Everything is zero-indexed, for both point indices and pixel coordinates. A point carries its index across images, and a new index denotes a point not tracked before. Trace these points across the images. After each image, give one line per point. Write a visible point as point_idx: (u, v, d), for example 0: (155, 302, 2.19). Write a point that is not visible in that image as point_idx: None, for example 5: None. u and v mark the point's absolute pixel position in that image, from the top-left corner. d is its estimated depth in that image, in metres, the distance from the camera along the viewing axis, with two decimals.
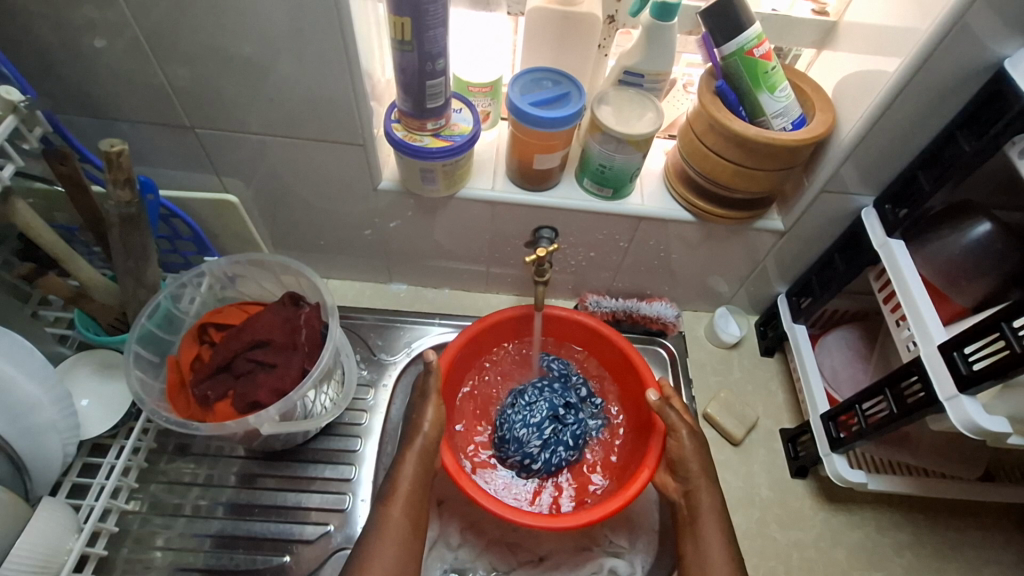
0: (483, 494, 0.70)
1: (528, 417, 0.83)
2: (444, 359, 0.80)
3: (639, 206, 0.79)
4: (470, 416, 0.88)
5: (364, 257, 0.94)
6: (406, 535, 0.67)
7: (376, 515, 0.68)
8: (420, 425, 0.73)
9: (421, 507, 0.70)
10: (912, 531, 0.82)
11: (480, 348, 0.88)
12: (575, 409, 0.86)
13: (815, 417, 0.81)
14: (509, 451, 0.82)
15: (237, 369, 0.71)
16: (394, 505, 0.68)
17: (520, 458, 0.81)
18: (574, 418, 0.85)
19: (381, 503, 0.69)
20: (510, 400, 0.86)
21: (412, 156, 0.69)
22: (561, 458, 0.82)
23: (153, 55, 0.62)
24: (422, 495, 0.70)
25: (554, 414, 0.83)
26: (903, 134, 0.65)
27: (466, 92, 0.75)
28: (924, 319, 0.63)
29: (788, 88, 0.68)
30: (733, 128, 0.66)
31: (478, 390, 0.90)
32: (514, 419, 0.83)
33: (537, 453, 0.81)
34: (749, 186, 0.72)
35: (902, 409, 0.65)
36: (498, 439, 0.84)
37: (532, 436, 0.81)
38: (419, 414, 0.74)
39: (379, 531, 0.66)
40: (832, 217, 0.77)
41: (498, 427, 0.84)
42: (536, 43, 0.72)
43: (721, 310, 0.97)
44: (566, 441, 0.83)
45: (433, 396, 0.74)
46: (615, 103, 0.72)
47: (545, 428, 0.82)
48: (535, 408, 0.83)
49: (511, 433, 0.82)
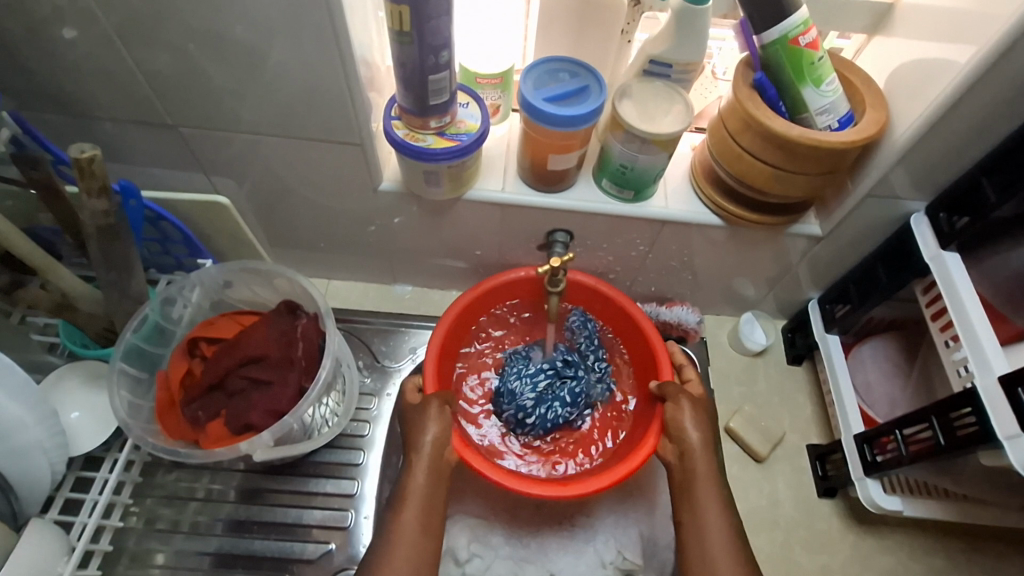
0: (488, 468, 0.68)
1: (523, 370, 0.81)
2: (439, 329, 0.75)
3: (664, 209, 0.72)
4: (473, 378, 0.84)
5: (367, 257, 0.89)
6: (418, 538, 0.61)
7: (388, 525, 0.62)
8: (424, 435, 0.66)
9: (432, 507, 0.63)
10: (947, 558, 0.77)
11: (480, 311, 0.83)
12: (576, 366, 0.81)
13: (847, 437, 0.75)
14: (504, 404, 0.79)
15: (231, 387, 0.66)
16: (406, 514, 0.62)
17: (514, 412, 0.78)
18: (574, 374, 0.81)
19: (392, 508, 0.63)
20: (510, 358, 0.84)
21: (414, 157, 0.63)
22: (559, 414, 0.78)
23: (127, 46, 0.56)
24: (438, 500, 0.64)
25: (553, 369, 0.81)
26: (967, 133, 0.57)
27: (473, 84, 0.68)
28: (981, 345, 0.57)
29: (835, 80, 0.61)
30: (771, 128, 0.59)
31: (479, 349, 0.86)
32: (509, 371, 0.81)
33: (531, 407, 0.78)
34: (785, 191, 0.65)
35: (951, 443, 0.59)
36: (495, 394, 0.81)
37: (526, 388, 0.79)
38: (420, 428, 0.67)
39: (393, 539, 0.60)
40: (876, 223, 0.70)
41: (496, 384, 0.82)
42: (551, 29, 0.64)
43: (747, 315, 0.91)
44: (564, 397, 0.79)
45: (434, 402, 0.68)
46: (638, 96, 0.65)
47: (540, 381, 0.79)
48: (531, 363, 0.82)
49: (506, 386, 0.80)
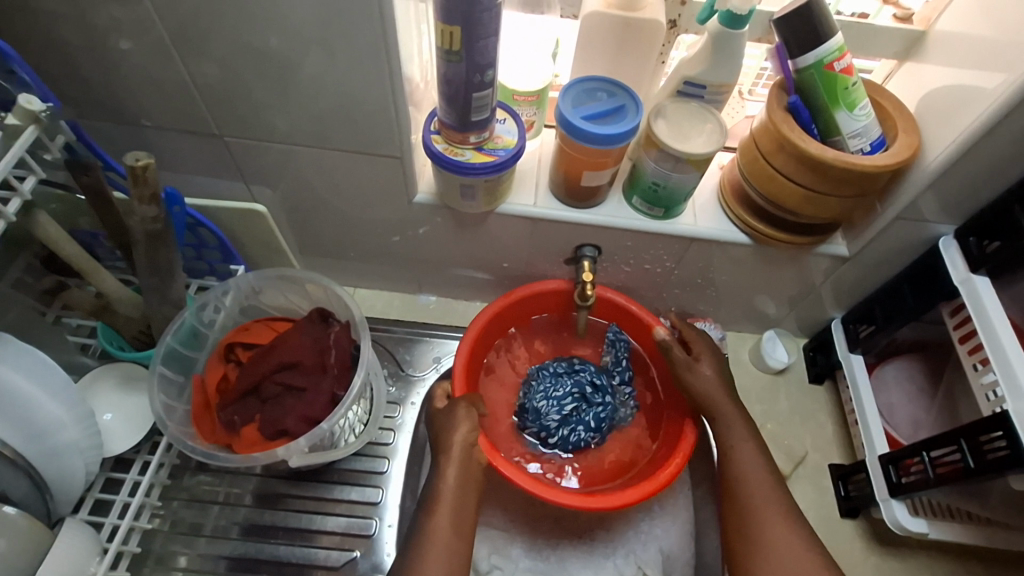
0: (518, 474, 0.69)
1: (551, 390, 0.79)
2: (463, 342, 0.77)
3: (692, 226, 0.73)
4: (495, 385, 0.85)
5: (394, 266, 0.90)
6: (450, 536, 0.62)
7: (421, 524, 0.63)
8: (454, 434, 0.68)
9: (464, 507, 0.65)
10: None
11: (503, 321, 0.84)
12: (603, 390, 0.80)
13: (872, 458, 0.75)
14: (528, 420, 0.79)
15: (264, 392, 0.67)
16: (440, 517, 0.62)
17: (537, 430, 0.79)
18: (602, 400, 0.80)
19: (424, 509, 0.64)
20: (535, 370, 0.83)
21: (452, 171, 0.64)
22: (581, 438, 0.78)
23: (180, 57, 0.58)
24: (468, 504, 0.65)
25: (580, 391, 0.79)
26: (999, 160, 0.58)
27: (510, 100, 0.69)
28: (1013, 368, 0.58)
29: (868, 105, 0.62)
30: (807, 151, 0.60)
31: (506, 358, 0.87)
32: (535, 388, 0.80)
33: (554, 428, 0.78)
34: (817, 213, 0.66)
35: (981, 466, 0.59)
36: (519, 407, 0.82)
37: (551, 409, 0.78)
38: (450, 430, 0.68)
39: (428, 539, 0.61)
40: (903, 246, 0.70)
41: (520, 395, 0.82)
42: (587, 50, 0.65)
43: (769, 333, 0.91)
44: (588, 422, 0.78)
45: (463, 405, 0.70)
46: (673, 116, 0.66)
47: (566, 404, 0.78)
48: (560, 383, 0.80)
49: (532, 404, 0.79)
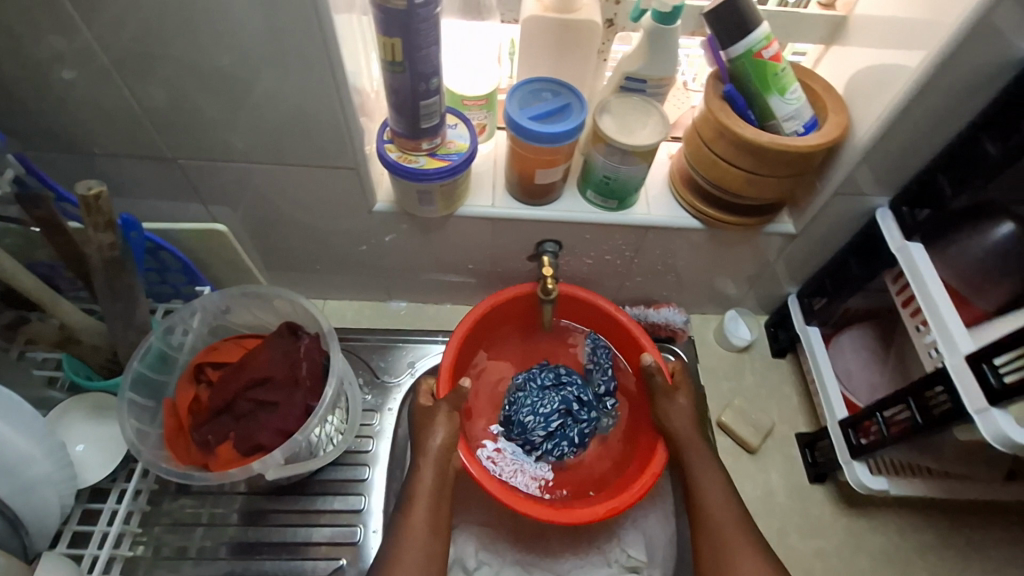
0: (489, 482, 0.71)
1: (538, 405, 0.81)
2: (450, 351, 0.78)
3: (646, 215, 0.76)
4: (481, 392, 0.87)
5: (363, 275, 0.91)
6: (426, 538, 0.64)
7: (397, 523, 0.65)
8: (432, 438, 0.70)
9: (439, 510, 0.67)
10: (934, 534, 0.80)
11: (490, 326, 0.86)
12: (589, 407, 0.83)
13: (833, 424, 0.79)
14: (513, 432, 0.82)
15: (237, 410, 0.68)
16: (418, 515, 0.65)
17: (522, 443, 0.81)
18: (587, 417, 0.82)
19: (401, 508, 0.67)
20: (523, 380, 0.85)
21: (407, 178, 0.66)
22: (564, 453, 0.81)
23: (126, 83, 0.58)
24: (445, 502, 0.68)
25: (566, 407, 0.81)
26: (922, 133, 0.62)
27: (460, 106, 0.71)
28: (947, 325, 0.61)
29: (798, 89, 0.65)
30: (744, 136, 0.63)
31: (493, 366, 0.89)
32: (522, 403, 0.82)
33: (539, 442, 0.80)
34: (761, 194, 0.69)
35: (928, 420, 0.63)
36: (505, 418, 0.83)
37: (538, 424, 0.80)
38: (430, 432, 0.70)
39: (405, 537, 0.64)
40: (845, 220, 0.74)
41: (507, 405, 0.84)
42: (530, 53, 0.67)
43: (731, 313, 0.95)
44: (572, 437, 0.81)
45: (440, 408, 0.72)
46: (617, 111, 0.69)
47: (552, 420, 0.81)
48: (547, 398, 0.82)
49: (518, 417, 0.81)
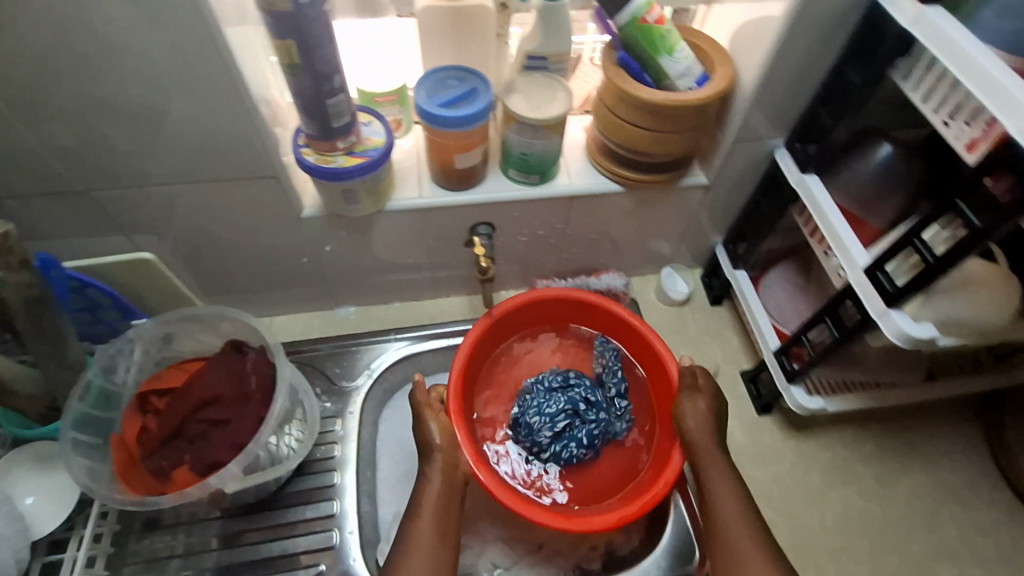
0: (497, 485, 0.70)
1: (545, 406, 0.82)
2: (457, 361, 0.77)
3: (568, 185, 0.79)
4: (490, 398, 0.87)
5: (306, 286, 0.91)
6: (434, 544, 0.66)
7: (404, 530, 0.68)
8: (431, 440, 0.72)
9: (448, 514, 0.69)
10: (876, 442, 0.86)
11: (499, 332, 0.87)
12: (597, 407, 0.83)
13: (768, 354, 0.84)
14: (520, 434, 0.82)
15: (189, 433, 0.67)
16: (423, 518, 0.68)
17: (530, 444, 0.81)
18: (595, 417, 0.82)
19: (408, 514, 0.69)
20: (532, 383, 0.86)
21: (328, 179, 0.67)
22: (572, 454, 0.81)
23: (20, 120, 0.57)
24: (452, 508, 0.70)
25: (573, 408, 0.82)
26: (800, 72, 0.67)
27: (372, 103, 0.72)
28: (844, 242, 0.66)
29: (686, 48, 0.69)
30: (640, 97, 0.67)
31: (502, 372, 0.89)
32: (529, 404, 0.83)
33: (547, 443, 0.80)
34: (668, 150, 0.74)
35: (844, 333, 0.68)
36: (513, 420, 0.84)
37: (544, 425, 0.81)
38: (427, 433, 0.73)
39: (411, 540, 0.66)
40: (750, 164, 0.79)
41: (515, 408, 0.85)
42: (431, 43, 0.69)
43: (667, 270, 1.00)
44: (580, 438, 0.81)
45: (427, 411, 0.74)
46: (524, 89, 0.71)
47: (559, 420, 0.81)
48: (553, 399, 0.82)
49: (525, 418, 0.82)
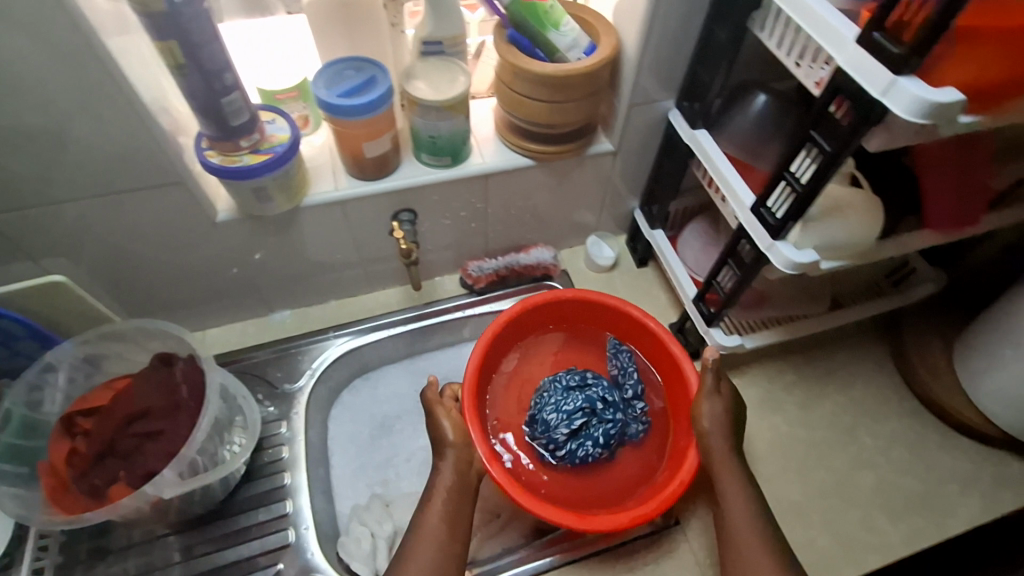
0: (508, 482, 0.71)
1: (562, 403, 0.83)
2: (471, 362, 0.81)
3: (482, 164, 0.82)
4: (508, 397, 0.91)
5: (236, 295, 0.91)
6: (444, 539, 0.67)
7: (416, 521, 0.69)
8: (445, 437, 0.75)
9: (460, 509, 0.70)
10: (795, 372, 0.93)
11: (517, 329, 0.90)
12: (613, 407, 0.84)
13: (688, 303, 0.89)
14: (537, 430, 0.84)
15: (121, 448, 0.67)
16: (433, 514, 0.69)
17: (545, 442, 0.83)
18: (612, 416, 0.84)
19: (420, 507, 0.71)
20: (550, 381, 0.88)
21: (235, 178, 0.67)
22: (588, 453, 0.82)
23: None
24: (465, 506, 0.71)
25: (589, 406, 0.83)
26: (676, 33, 0.72)
27: (274, 102, 0.73)
28: (733, 186, 0.71)
29: (571, 21, 0.73)
30: (530, 70, 0.71)
31: (519, 371, 0.92)
32: (546, 401, 0.85)
33: (563, 441, 0.82)
34: (568, 119, 0.77)
35: (744, 270, 0.74)
36: (530, 417, 0.86)
37: (561, 422, 0.82)
38: (439, 430, 0.76)
39: (420, 531, 0.68)
40: (648, 127, 0.84)
41: (533, 405, 0.87)
42: (324, 36, 0.71)
43: (592, 238, 1.04)
44: (597, 437, 0.82)
45: (438, 407, 0.77)
46: (424, 74, 0.73)
47: (576, 419, 0.82)
48: (571, 397, 0.84)
49: (542, 415, 0.84)
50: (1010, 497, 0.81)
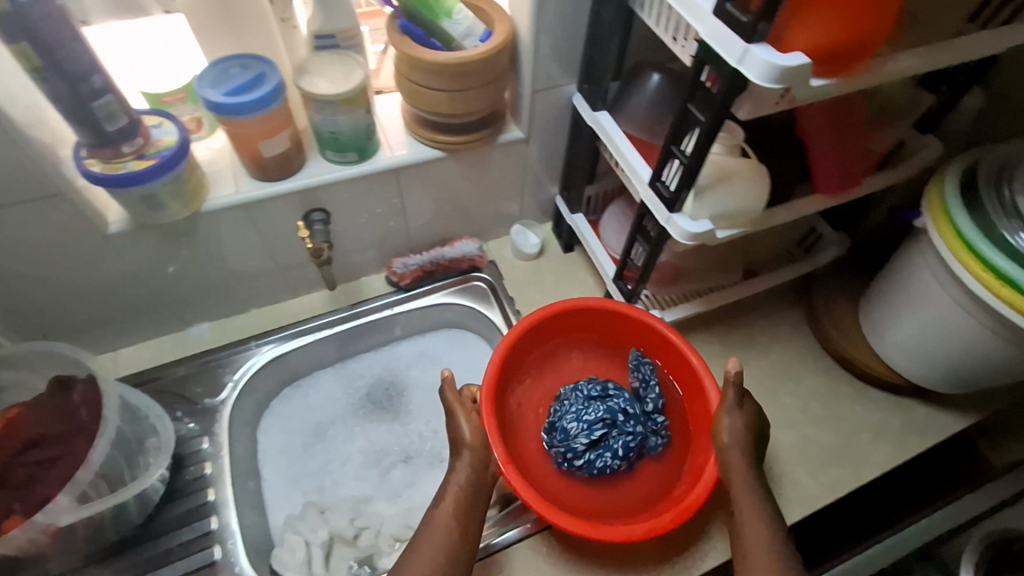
0: (527, 488, 0.69)
1: (581, 412, 0.82)
2: (492, 365, 0.79)
3: (391, 158, 0.81)
4: (527, 404, 0.89)
5: (146, 312, 0.87)
6: (452, 537, 0.66)
7: (426, 517, 0.69)
8: (463, 437, 0.74)
9: (471, 512, 0.69)
10: (718, 342, 0.96)
11: (540, 336, 0.89)
12: (632, 419, 0.82)
13: (609, 282, 0.92)
14: (555, 438, 0.82)
15: (14, 477, 0.64)
16: (443, 510, 0.69)
17: (563, 451, 0.81)
18: (631, 428, 0.82)
19: (433, 502, 0.70)
20: (571, 389, 0.86)
21: (120, 186, 0.64)
22: (605, 465, 0.80)
23: None
24: (475, 506, 0.70)
25: (610, 417, 0.81)
26: (567, 18, 0.73)
27: (161, 105, 0.71)
28: (632, 164, 0.73)
29: (464, 9, 0.73)
30: (424, 59, 0.70)
31: (537, 378, 0.91)
32: (566, 409, 0.83)
33: (581, 451, 0.80)
34: (471, 108, 0.78)
35: (651, 244, 0.77)
36: (549, 424, 0.85)
37: (580, 432, 0.81)
38: (457, 428, 0.75)
39: (429, 525, 0.68)
40: (555, 112, 0.85)
41: (553, 412, 0.86)
42: (204, 37, 0.69)
43: (517, 227, 1.04)
44: (615, 448, 0.80)
45: (458, 408, 0.76)
46: (317, 69, 0.72)
47: (595, 429, 0.81)
48: (591, 407, 0.82)
49: (561, 423, 0.82)
50: (915, 441, 0.87)
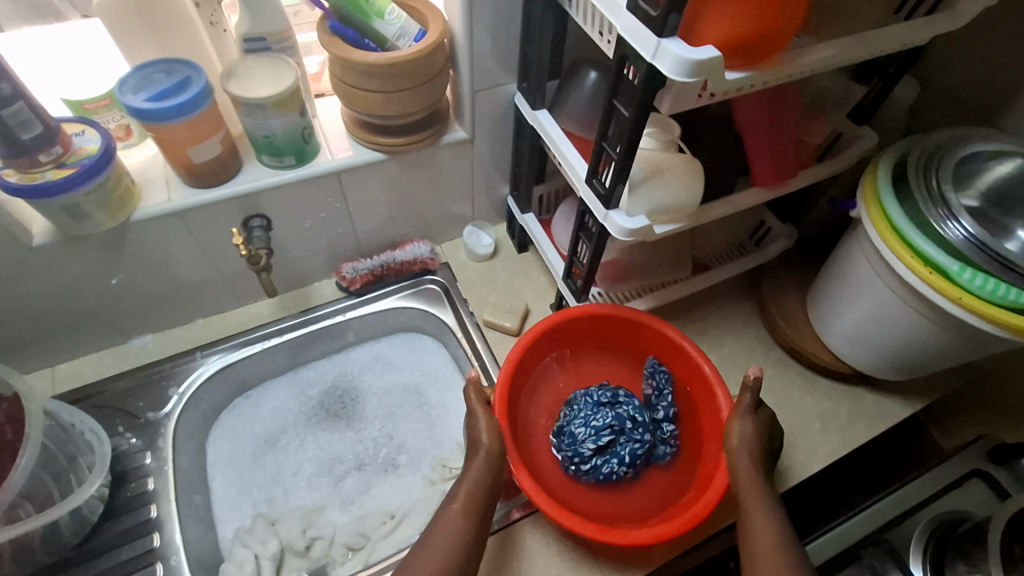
0: (536, 492, 0.70)
1: (591, 419, 0.81)
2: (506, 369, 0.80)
3: (331, 161, 0.80)
4: (537, 408, 0.89)
5: (83, 326, 0.84)
6: (458, 542, 0.65)
7: (436, 515, 0.68)
8: (480, 438, 0.72)
9: (480, 514, 0.68)
10: None
11: (551, 341, 0.89)
12: (641, 426, 0.81)
13: (559, 280, 0.92)
14: (563, 442, 0.82)
15: None
16: (454, 508, 0.68)
17: (569, 455, 0.81)
18: (640, 435, 0.81)
19: (444, 503, 0.69)
20: (582, 395, 0.86)
21: (38, 196, 0.62)
22: (612, 471, 0.79)
23: None
24: (485, 509, 0.69)
25: (618, 425, 0.80)
26: (501, 16, 0.73)
27: (85, 113, 0.69)
28: (570, 161, 0.74)
29: (397, 9, 0.72)
30: (355, 60, 0.69)
31: (545, 382, 0.91)
32: (576, 415, 0.83)
33: (588, 457, 0.79)
34: (409, 109, 0.77)
35: (593, 241, 0.77)
36: (558, 428, 0.84)
37: (588, 437, 0.80)
38: (476, 426, 0.74)
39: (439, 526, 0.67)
40: (498, 111, 0.85)
41: (563, 416, 0.85)
42: (125, 42, 0.67)
43: (470, 228, 1.04)
44: (622, 455, 0.79)
45: (481, 411, 0.75)
46: (246, 72, 0.70)
47: (604, 435, 0.80)
48: (600, 413, 0.81)
49: (570, 428, 0.82)
50: (864, 428, 0.88)
